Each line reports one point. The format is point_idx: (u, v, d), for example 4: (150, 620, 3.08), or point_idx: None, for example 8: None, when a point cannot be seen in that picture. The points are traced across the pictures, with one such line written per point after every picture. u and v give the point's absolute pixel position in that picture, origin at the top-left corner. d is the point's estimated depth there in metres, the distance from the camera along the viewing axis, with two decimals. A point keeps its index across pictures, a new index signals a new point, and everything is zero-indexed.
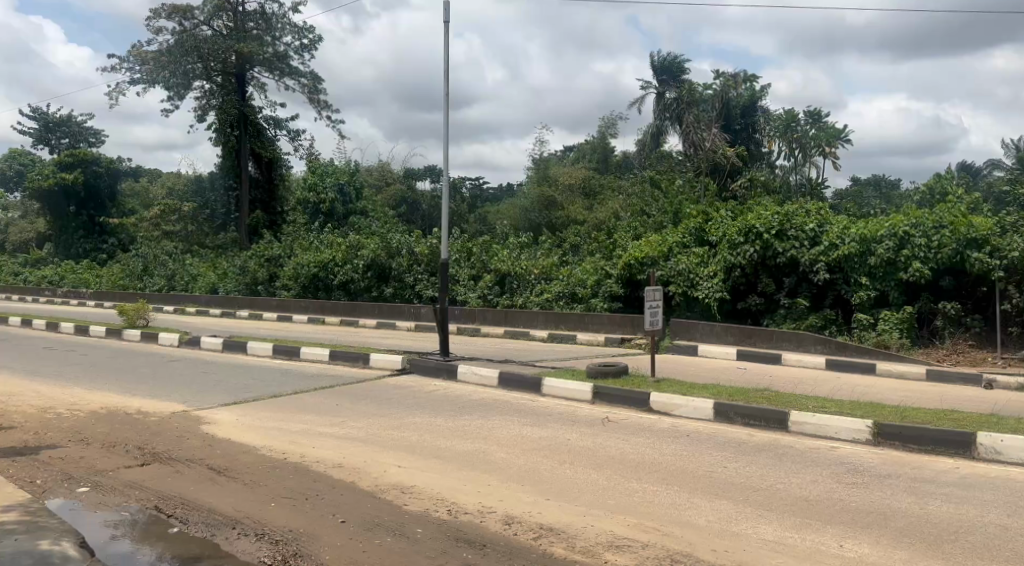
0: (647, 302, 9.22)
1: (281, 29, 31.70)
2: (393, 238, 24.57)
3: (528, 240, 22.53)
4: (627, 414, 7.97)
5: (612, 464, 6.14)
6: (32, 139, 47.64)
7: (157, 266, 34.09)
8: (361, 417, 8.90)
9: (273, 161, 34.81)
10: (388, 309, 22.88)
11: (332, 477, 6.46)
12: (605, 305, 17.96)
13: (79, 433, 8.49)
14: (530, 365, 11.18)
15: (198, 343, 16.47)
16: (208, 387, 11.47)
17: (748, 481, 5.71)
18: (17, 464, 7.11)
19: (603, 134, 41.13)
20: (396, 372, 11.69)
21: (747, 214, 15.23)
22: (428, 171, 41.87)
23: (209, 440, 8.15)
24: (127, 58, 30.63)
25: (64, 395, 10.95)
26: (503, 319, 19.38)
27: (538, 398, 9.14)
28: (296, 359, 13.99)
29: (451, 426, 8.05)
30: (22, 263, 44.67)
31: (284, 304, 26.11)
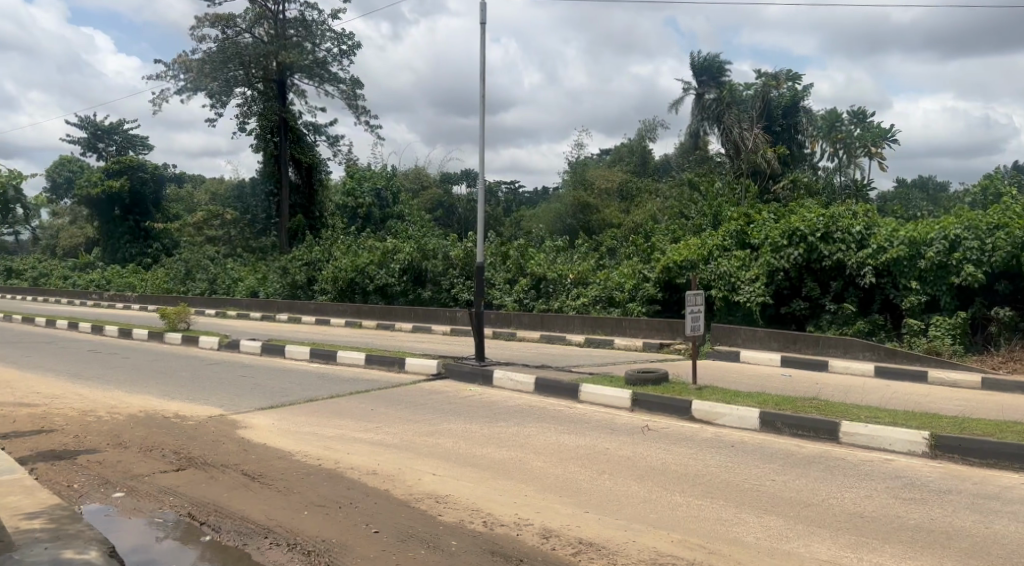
0: (689, 306, 8.99)
1: (321, 36, 31.86)
2: (430, 242, 24.53)
3: (564, 243, 22.36)
4: (668, 423, 7.74)
5: (654, 475, 5.93)
6: (81, 146, 48.71)
7: (200, 270, 34.55)
8: (396, 423, 8.79)
9: (312, 166, 35.07)
10: (424, 313, 22.83)
11: (367, 485, 6.34)
12: (642, 310, 17.69)
13: (118, 436, 8.50)
14: (567, 370, 10.98)
15: (237, 346, 16.55)
16: (244, 391, 11.46)
17: (798, 495, 5.47)
18: (56, 467, 7.12)
19: (641, 136, 40.81)
20: (431, 377, 11.57)
21: (790, 216, 14.90)
22: (465, 175, 41.87)
23: (245, 445, 8.10)
24: (171, 66, 31.07)
25: (104, 398, 11.03)
26: (539, 323, 19.23)
27: (576, 404, 8.95)
28: (332, 363, 13.97)
29: (487, 433, 7.89)
30: (70, 267, 45.65)
31: (322, 307, 26.25)
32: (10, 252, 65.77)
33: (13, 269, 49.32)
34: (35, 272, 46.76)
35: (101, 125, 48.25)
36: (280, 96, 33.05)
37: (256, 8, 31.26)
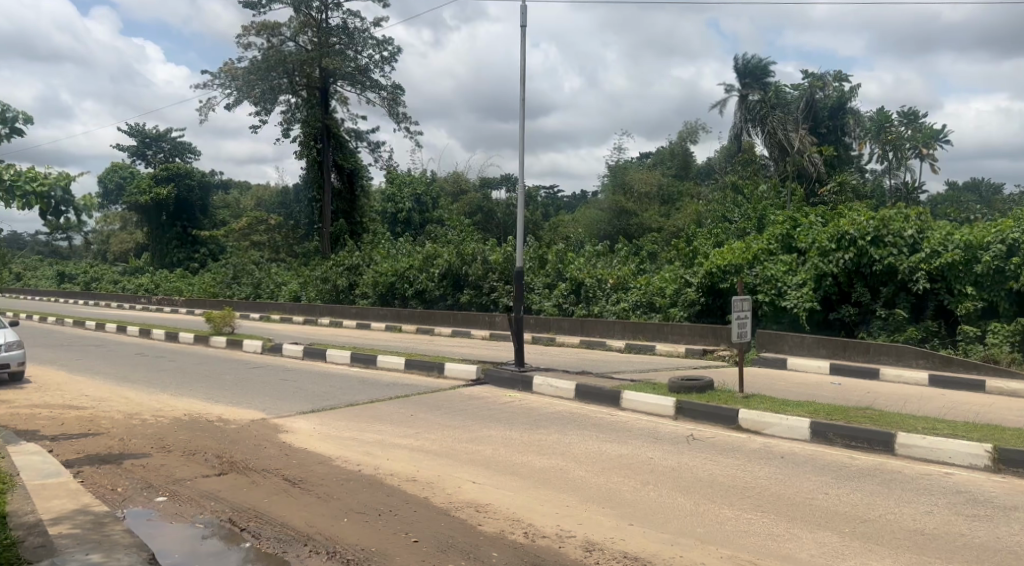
0: (735, 313, 8.77)
1: (363, 43, 32.12)
2: (470, 247, 24.48)
3: (604, 248, 22.17)
4: (713, 432, 7.55)
5: (701, 487, 5.76)
6: (131, 153, 49.70)
7: (244, 275, 35.01)
8: (436, 429, 8.72)
9: (354, 172, 35.33)
10: (463, 318, 22.80)
11: (406, 492, 6.26)
12: (684, 315, 17.38)
13: (161, 440, 8.56)
14: (609, 377, 10.81)
15: (279, 350, 16.66)
16: (285, 395, 11.49)
17: (853, 510, 5.26)
18: (101, 470, 7.17)
19: (683, 139, 40.40)
20: (471, 383, 11.48)
21: (839, 220, 14.55)
22: (504, 180, 41.83)
23: (286, 449, 8.09)
24: (218, 74, 31.55)
25: (149, 401, 11.15)
26: (579, 328, 19.07)
27: (618, 412, 8.78)
28: (372, 368, 13.96)
29: (528, 440, 7.77)
30: (120, 272, 46.63)
31: (363, 312, 26.41)
32: (62, 256, 67.39)
33: (65, 274, 50.54)
34: (87, 276, 47.86)
35: (150, 133, 49.20)
36: (323, 103, 33.37)
37: (300, 17, 31.62)
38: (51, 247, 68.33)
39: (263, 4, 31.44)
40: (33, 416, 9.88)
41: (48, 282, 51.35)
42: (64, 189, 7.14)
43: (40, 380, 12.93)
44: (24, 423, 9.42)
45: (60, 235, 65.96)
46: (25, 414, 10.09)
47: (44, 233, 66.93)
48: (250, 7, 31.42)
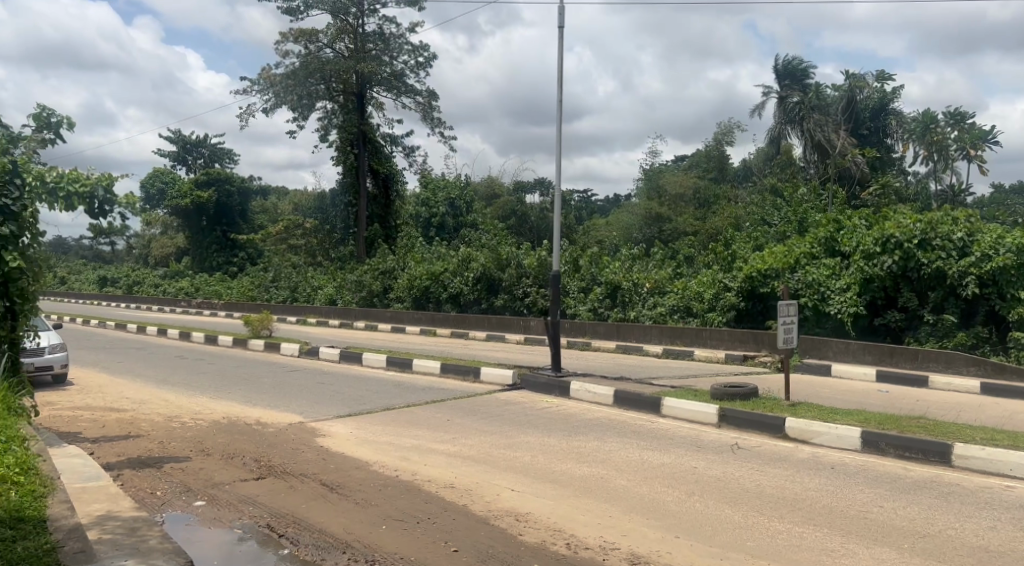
0: (781, 318, 8.56)
1: (398, 49, 32.33)
2: (504, 250, 24.44)
3: (640, 252, 21.98)
4: (757, 441, 7.36)
5: (749, 499, 5.59)
6: (172, 159, 50.51)
7: (282, 279, 35.38)
8: (473, 434, 8.63)
9: (389, 176, 35.50)
10: (498, 323, 22.76)
11: (445, 499, 6.17)
12: (722, 320, 17.11)
13: (200, 443, 8.58)
14: (648, 383, 10.64)
15: (316, 353, 16.73)
16: (322, 399, 11.49)
17: (911, 525, 5.06)
18: (141, 474, 7.19)
19: (719, 141, 39.98)
20: (507, 388, 11.38)
21: (884, 222, 14.24)
22: (538, 184, 41.75)
23: (323, 454, 8.06)
24: (257, 81, 31.90)
25: (189, 403, 11.22)
26: (615, 333, 18.90)
27: (658, 419, 8.63)
28: (408, 372, 13.92)
29: (567, 447, 7.64)
30: (160, 276, 47.38)
31: (397, 315, 26.50)
32: (105, 260, 68.69)
33: (108, 278, 51.48)
34: (129, 280, 48.72)
35: (190, 139, 50.03)
36: (359, 109, 33.57)
37: (337, 24, 31.86)
38: (94, 251, 69.68)
39: (301, 11, 31.75)
40: (76, 418, 9.99)
41: (91, 285, 52.34)
42: (106, 188, 7.20)
43: (82, 382, 13.10)
44: (66, 424, 9.51)
45: (103, 239, 67.28)
46: (67, 416, 10.19)
47: (88, 238, 68.32)
48: (288, 14, 31.76)
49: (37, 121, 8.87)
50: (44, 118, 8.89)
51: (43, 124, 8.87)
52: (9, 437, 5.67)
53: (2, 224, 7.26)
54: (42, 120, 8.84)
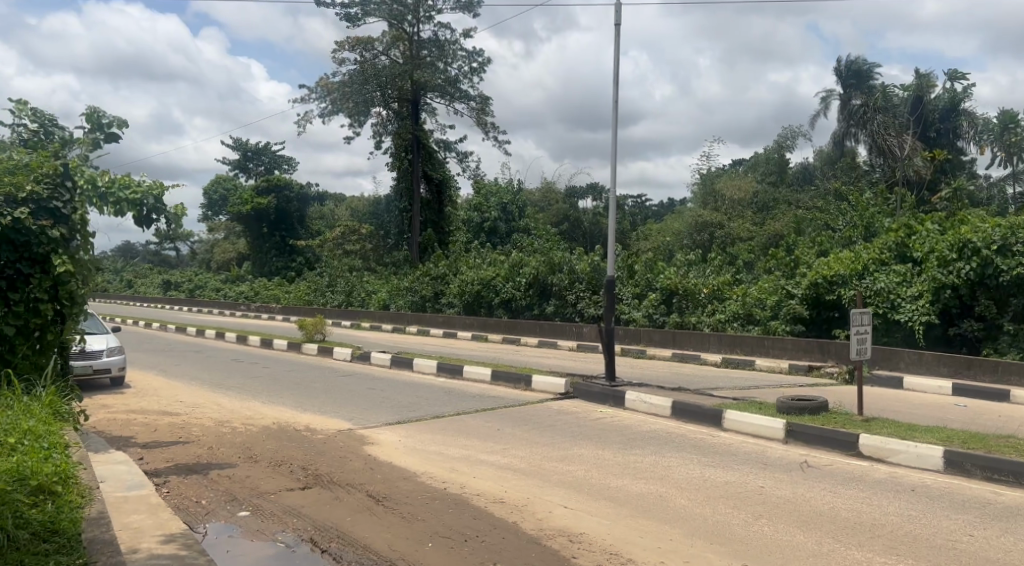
0: (854, 327, 8.09)
1: (453, 55, 32.33)
2: (557, 255, 24.13)
3: (696, 257, 21.49)
4: (828, 459, 7.02)
5: (824, 527, 5.21)
6: (234, 166, 51.50)
7: (339, 283, 35.72)
8: (524, 444, 8.34)
9: (442, 182, 35.54)
10: (551, 328, 22.44)
11: (495, 515, 5.93)
12: (786, 329, 16.61)
13: (249, 449, 8.47)
14: (707, 394, 10.21)
15: (368, 358, 16.61)
16: (373, 405, 11.32)
17: (1006, 557, 4.64)
18: (187, 481, 7.09)
19: (778, 145, 39.06)
20: (559, 396, 11.06)
21: (960, 226, 13.64)
22: (591, 189, 41.30)
23: (371, 463, 7.87)
24: (314, 89, 32.20)
25: (240, 408, 11.16)
26: (670, 341, 18.44)
27: (719, 433, 8.25)
28: (458, 378, 13.70)
29: (623, 461, 7.33)
30: (221, 280, 48.26)
31: (449, 320, 26.47)
32: (169, 265, 70.33)
33: (171, 282, 52.69)
34: (192, 285, 49.78)
35: (252, 146, 50.92)
36: (413, 115, 33.66)
37: (393, 31, 31.96)
38: (160, 256, 71.47)
39: (358, 18, 31.96)
40: (129, 421, 10.00)
41: (155, 289, 53.62)
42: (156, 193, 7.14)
43: (139, 385, 13.19)
44: (119, 428, 9.51)
45: (168, 244, 68.98)
46: (121, 419, 10.22)
47: (155, 242, 70.12)
48: (346, 22, 32.01)
49: (90, 122, 8.91)
50: (96, 120, 8.92)
51: (96, 126, 8.91)
52: (52, 444, 5.56)
53: (53, 227, 7.29)
54: (95, 122, 8.88)
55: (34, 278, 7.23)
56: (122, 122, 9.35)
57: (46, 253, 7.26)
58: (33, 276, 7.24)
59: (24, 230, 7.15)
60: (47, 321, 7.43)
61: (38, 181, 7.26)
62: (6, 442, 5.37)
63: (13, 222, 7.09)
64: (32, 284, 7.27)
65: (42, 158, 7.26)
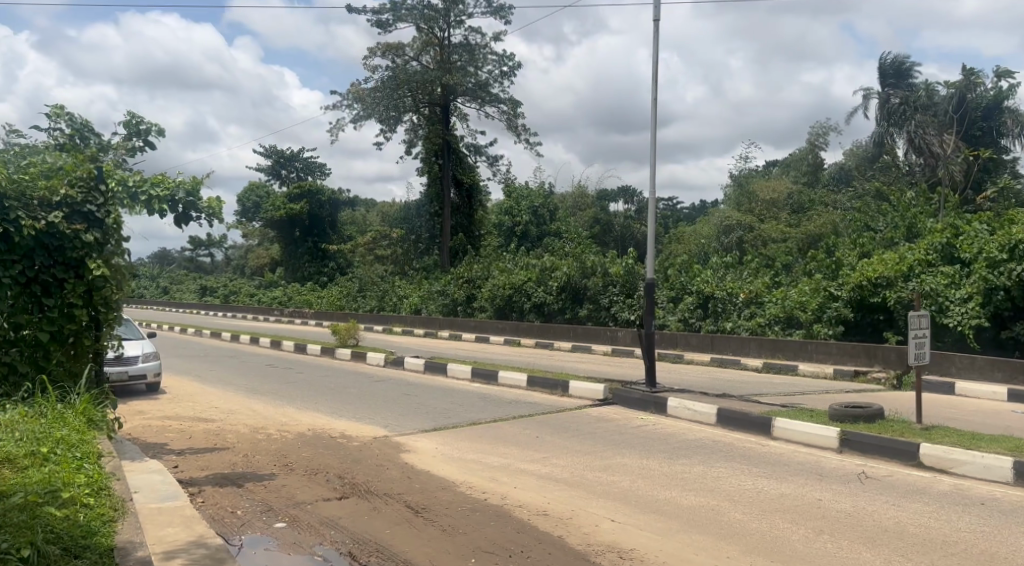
0: (912, 331, 7.76)
1: (483, 59, 32.16)
2: (589, 258, 23.83)
3: (732, 260, 21.14)
4: (887, 470, 6.91)
5: (892, 551, 4.96)
6: (266, 173, 51.87)
7: (371, 288, 35.73)
8: (564, 453, 8.12)
9: (472, 187, 35.39)
10: (585, 333, 22.14)
11: (539, 529, 5.74)
12: (829, 332, 16.30)
13: (285, 457, 8.33)
14: (751, 401, 9.91)
15: (402, 363, 16.45)
16: (409, 411, 11.18)
17: None
18: (223, 490, 6.95)
19: (812, 145, 38.41)
20: (598, 403, 10.80)
21: (1011, 226, 13.23)
22: (622, 193, 40.89)
23: (408, 471, 7.68)
24: (347, 96, 32.24)
25: (275, 414, 11.06)
26: (708, 345, 18.08)
27: (769, 442, 8.04)
28: (493, 384, 13.47)
29: (670, 472, 7.12)
30: (255, 286, 48.59)
31: (481, 325, 26.34)
32: (204, 271, 70.98)
33: (206, 287, 53.14)
34: (226, 291, 50.17)
35: (284, 152, 51.24)
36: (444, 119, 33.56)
37: (423, 36, 31.87)
38: (194, 262, 72.24)
39: (390, 24, 31.96)
40: (164, 428, 9.92)
41: (190, 295, 54.10)
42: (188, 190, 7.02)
43: (174, 391, 13.15)
44: (154, 436, 9.42)
45: (203, 249, 69.77)
46: (156, 425, 10.15)
47: (189, 248, 70.86)
48: (378, 28, 32.03)
49: (127, 128, 8.86)
50: (133, 126, 8.87)
51: (133, 132, 8.84)
52: (84, 453, 5.42)
53: (87, 231, 7.23)
54: (131, 127, 8.81)
55: (68, 283, 7.19)
56: (159, 129, 9.29)
57: (80, 258, 7.22)
58: (68, 281, 7.20)
59: (58, 234, 7.10)
60: (82, 327, 7.36)
61: (72, 185, 7.19)
62: (38, 453, 5.26)
63: (48, 226, 7.04)
64: (66, 289, 7.23)
65: (76, 162, 7.21)
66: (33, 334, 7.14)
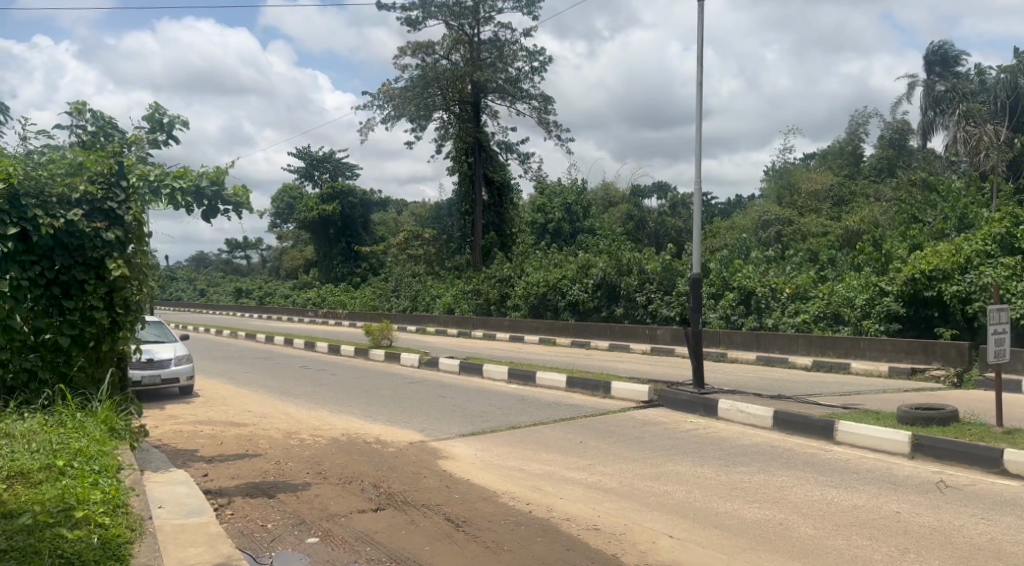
0: (990, 327, 7.20)
1: (513, 56, 31.68)
2: (625, 255, 23.28)
3: (774, 255, 20.51)
4: (969, 479, 6.43)
5: None
6: (299, 175, 51.97)
7: (404, 287, 35.50)
8: (612, 459, 7.67)
9: (503, 185, 34.89)
10: (622, 331, 21.59)
11: (590, 546, 5.27)
12: (880, 329, 15.68)
13: (318, 463, 7.97)
14: (808, 403, 9.38)
15: (436, 363, 16.04)
16: (446, 414, 10.76)
17: None
18: (253, 502, 6.58)
19: (853, 135, 37.48)
20: (643, 405, 10.31)
21: None
22: (656, 188, 40.23)
23: (446, 480, 7.24)
24: (377, 96, 32.01)
25: (308, 418, 10.71)
26: (754, 342, 17.45)
27: (833, 452, 7.54)
28: (531, 385, 13.00)
29: (729, 482, 6.67)
30: (290, 287, 48.73)
31: (515, 325, 25.96)
32: (241, 273, 71.53)
33: (242, 290, 53.47)
34: (262, 292, 50.40)
35: (316, 154, 51.28)
36: (474, 117, 33.11)
37: (453, 34, 31.51)
38: (230, 265, 72.68)
39: (420, 22, 31.66)
40: (195, 434, 9.61)
41: (227, 297, 54.41)
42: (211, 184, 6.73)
43: (207, 395, 12.88)
44: (184, 441, 9.10)
45: (239, 251, 70.42)
46: (187, 430, 9.85)
47: (226, 250, 71.61)
48: (408, 27, 31.76)
49: (150, 122, 8.54)
50: (155, 119, 8.55)
51: (156, 125, 8.53)
52: (104, 466, 5.07)
53: (108, 229, 6.90)
54: (155, 121, 8.49)
55: (90, 284, 6.89)
56: (183, 120, 8.97)
57: (100, 257, 6.91)
58: (89, 282, 6.90)
59: (77, 234, 6.80)
60: (103, 330, 7.04)
61: (92, 181, 6.88)
62: (54, 466, 4.92)
63: (67, 225, 6.73)
64: (87, 290, 6.92)
65: (95, 156, 6.87)
66: (53, 338, 6.85)
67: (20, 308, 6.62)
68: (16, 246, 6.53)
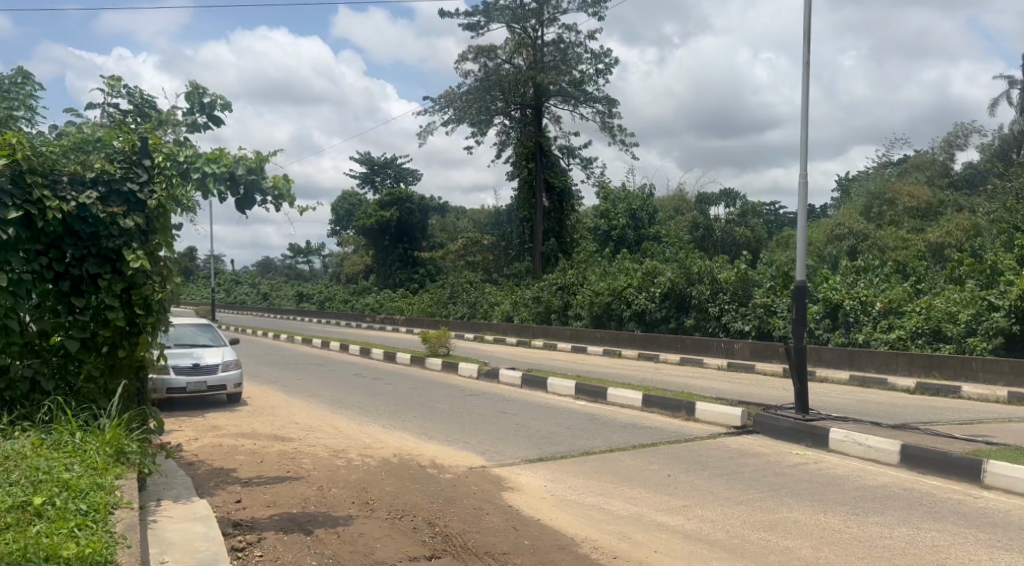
0: None
1: (577, 58, 30.52)
2: (695, 263, 21.85)
3: (860, 265, 18.83)
4: None
5: None
6: (361, 180, 51.69)
7: (462, 295, 34.57)
8: (711, 499, 6.39)
9: (564, 192, 33.65)
10: (694, 344, 20.21)
11: None
12: (987, 347, 14.22)
13: (366, 491, 6.90)
14: (938, 437, 8.02)
15: (496, 375, 14.94)
16: (509, 434, 9.64)
17: None
18: (287, 539, 5.53)
19: (944, 143, 35.24)
20: (735, 431, 9.04)
21: None
22: (723, 195, 38.55)
23: (514, 519, 6.09)
24: (438, 100, 31.18)
25: (359, 434, 9.70)
26: (847, 359, 15.84)
27: (983, 499, 6.24)
28: (601, 402, 11.79)
29: (867, 538, 5.39)
30: (349, 292, 48.28)
31: (578, 334, 24.78)
32: (303, 278, 71.75)
33: (304, 295, 53.35)
34: (321, 298, 50.11)
35: (377, 160, 51.06)
36: (537, 122, 32.02)
37: (514, 38, 30.34)
38: (292, 269, 73.01)
39: (482, 26, 30.75)
40: (234, 449, 8.64)
41: (289, 302, 54.40)
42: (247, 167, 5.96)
43: (255, 403, 11.99)
44: (221, 459, 8.14)
45: (302, 256, 70.82)
46: (226, 445, 8.91)
47: (290, 256, 72.06)
48: (469, 31, 30.88)
49: (189, 101, 7.65)
50: (196, 98, 7.66)
51: (197, 106, 7.62)
52: (93, 504, 4.11)
53: (127, 215, 6.00)
54: (195, 101, 7.60)
55: (104, 279, 5.99)
56: (226, 102, 8.07)
57: (117, 248, 6.02)
58: (104, 277, 6.00)
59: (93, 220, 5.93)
60: (118, 334, 6.12)
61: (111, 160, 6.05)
62: (30, 504, 3.98)
63: (79, 208, 5.88)
64: (101, 287, 6.02)
65: (114, 132, 6.05)
66: (61, 344, 5.95)
67: (21, 307, 5.73)
68: (19, 233, 5.66)
